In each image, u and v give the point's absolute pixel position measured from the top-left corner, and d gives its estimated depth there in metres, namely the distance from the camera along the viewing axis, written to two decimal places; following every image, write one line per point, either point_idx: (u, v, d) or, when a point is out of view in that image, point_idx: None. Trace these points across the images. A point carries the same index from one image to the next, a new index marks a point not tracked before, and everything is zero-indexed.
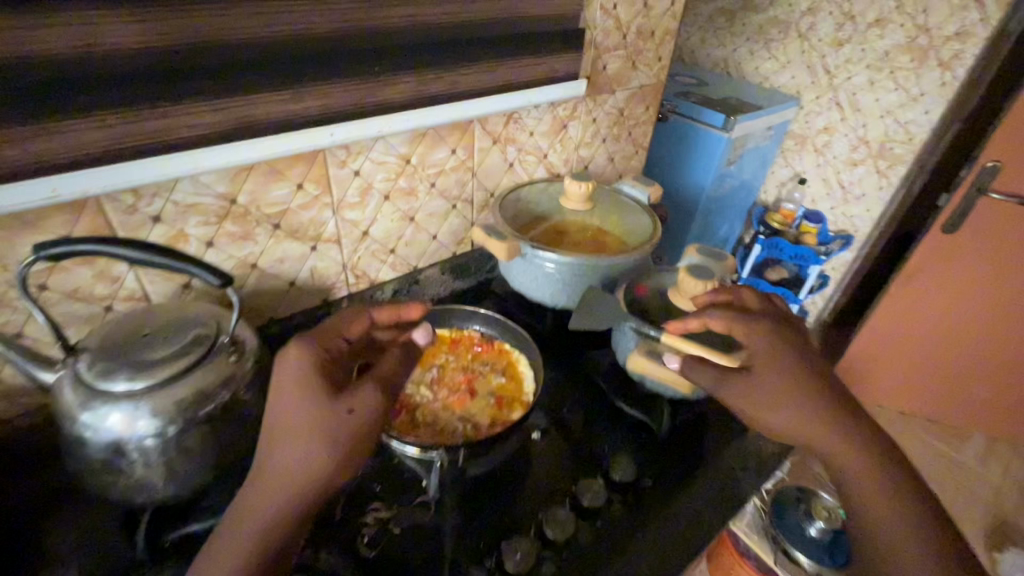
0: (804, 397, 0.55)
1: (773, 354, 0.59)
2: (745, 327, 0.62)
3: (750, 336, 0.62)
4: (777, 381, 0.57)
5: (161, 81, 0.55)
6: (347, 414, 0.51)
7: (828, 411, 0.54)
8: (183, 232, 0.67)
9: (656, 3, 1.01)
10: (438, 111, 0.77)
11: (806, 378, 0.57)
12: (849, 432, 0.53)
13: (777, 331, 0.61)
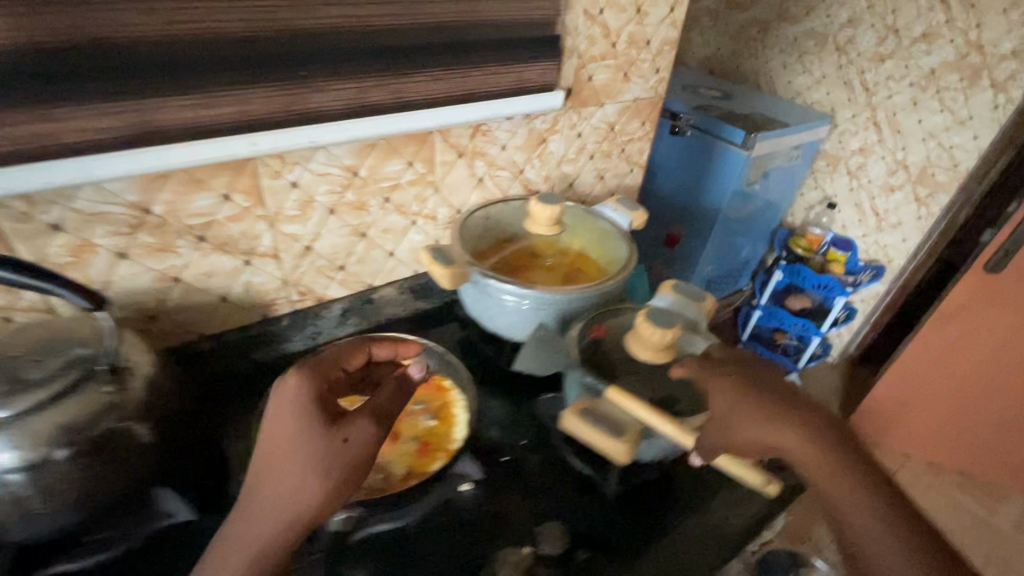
0: (787, 443, 0.53)
1: (748, 397, 0.56)
2: (723, 376, 0.59)
3: (719, 391, 0.58)
4: (757, 434, 0.55)
5: (38, 79, 0.49)
6: (347, 444, 0.51)
7: (817, 462, 0.52)
8: (89, 242, 0.62)
9: (652, 10, 0.91)
10: (382, 121, 0.70)
11: (790, 423, 0.54)
12: (844, 483, 0.50)
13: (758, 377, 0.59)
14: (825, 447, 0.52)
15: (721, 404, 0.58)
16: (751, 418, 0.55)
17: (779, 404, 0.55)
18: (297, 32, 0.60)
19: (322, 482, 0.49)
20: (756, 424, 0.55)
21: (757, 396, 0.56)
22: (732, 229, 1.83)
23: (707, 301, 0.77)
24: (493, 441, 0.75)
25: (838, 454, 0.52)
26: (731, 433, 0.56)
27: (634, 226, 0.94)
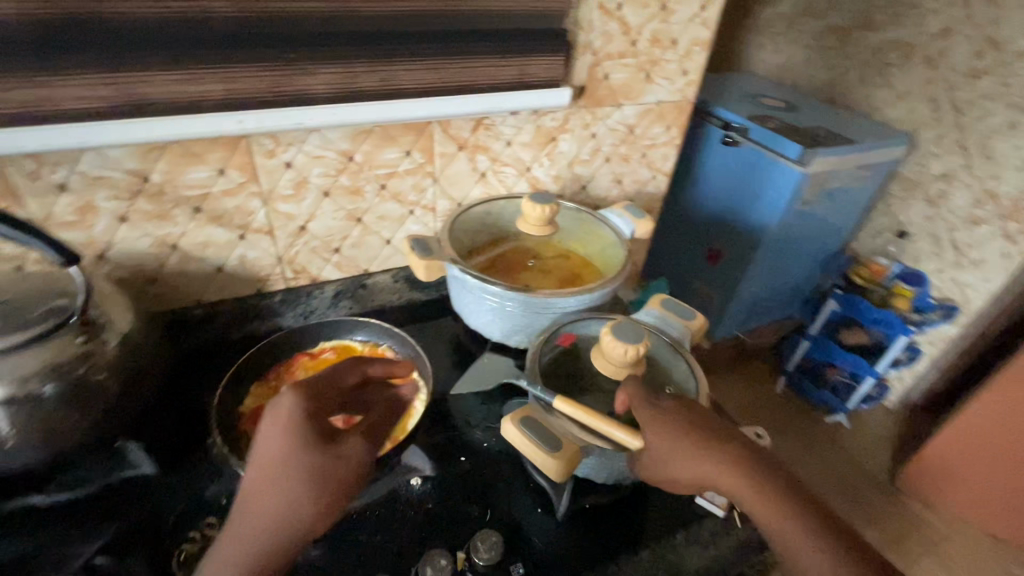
0: (718, 468, 0.53)
1: (680, 432, 0.54)
2: (658, 410, 0.56)
3: (653, 428, 0.55)
4: (697, 473, 0.53)
5: (40, 48, 0.53)
6: (350, 460, 0.53)
7: (752, 495, 0.51)
8: (93, 204, 0.67)
9: (678, 6, 0.85)
10: (371, 107, 0.70)
11: (720, 455, 0.53)
12: (780, 512, 0.50)
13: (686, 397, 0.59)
14: (757, 473, 0.52)
15: (656, 442, 0.54)
16: (688, 455, 0.53)
17: (707, 437, 0.54)
18: (288, 16, 0.62)
19: (335, 492, 0.50)
20: (694, 461, 0.53)
21: (690, 431, 0.54)
22: (782, 251, 1.65)
23: (695, 320, 0.71)
24: (455, 440, 0.73)
25: (766, 482, 0.52)
26: (672, 474, 0.53)
27: (637, 234, 0.89)
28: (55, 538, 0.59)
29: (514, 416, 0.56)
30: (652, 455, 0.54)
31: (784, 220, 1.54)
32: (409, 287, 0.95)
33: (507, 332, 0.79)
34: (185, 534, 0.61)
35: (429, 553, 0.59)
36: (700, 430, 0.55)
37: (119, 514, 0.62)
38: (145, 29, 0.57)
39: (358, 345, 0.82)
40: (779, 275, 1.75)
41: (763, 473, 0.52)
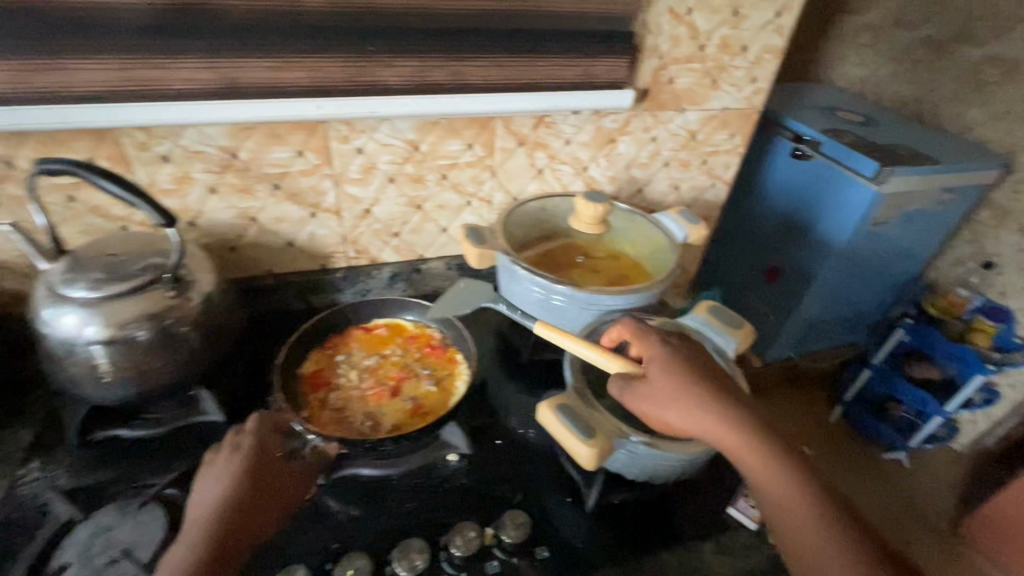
0: (697, 414, 0.55)
1: (675, 375, 0.58)
2: (667, 360, 0.59)
3: (659, 374, 0.58)
4: (693, 421, 0.55)
5: (159, 34, 0.60)
6: (237, 518, 0.55)
7: (746, 448, 0.53)
8: (189, 175, 0.74)
9: (751, 13, 0.84)
10: (438, 100, 0.74)
11: (721, 407, 0.55)
12: (772, 465, 0.52)
13: (677, 347, 0.61)
14: (756, 429, 0.54)
15: (659, 386, 0.58)
16: (688, 404, 0.56)
17: (711, 389, 0.57)
18: (371, 11, 0.67)
19: (217, 528, 0.53)
20: (692, 409, 0.56)
21: (694, 381, 0.57)
22: (850, 274, 1.57)
23: (742, 330, 0.70)
24: (493, 424, 0.76)
25: (764, 437, 0.53)
26: (669, 419, 0.57)
27: (690, 240, 0.88)
28: (133, 468, 0.66)
29: (550, 402, 0.57)
30: (639, 393, 0.59)
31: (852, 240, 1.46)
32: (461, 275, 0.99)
33: (550, 325, 0.81)
34: None
35: (459, 524, 0.61)
36: (705, 381, 0.57)
37: (189, 454, 0.69)
38: (246, 19, 0.63)
39: (409, 325, 0.87)
40: (843, 298, 1.66)
41: (763, 430, 0.54)
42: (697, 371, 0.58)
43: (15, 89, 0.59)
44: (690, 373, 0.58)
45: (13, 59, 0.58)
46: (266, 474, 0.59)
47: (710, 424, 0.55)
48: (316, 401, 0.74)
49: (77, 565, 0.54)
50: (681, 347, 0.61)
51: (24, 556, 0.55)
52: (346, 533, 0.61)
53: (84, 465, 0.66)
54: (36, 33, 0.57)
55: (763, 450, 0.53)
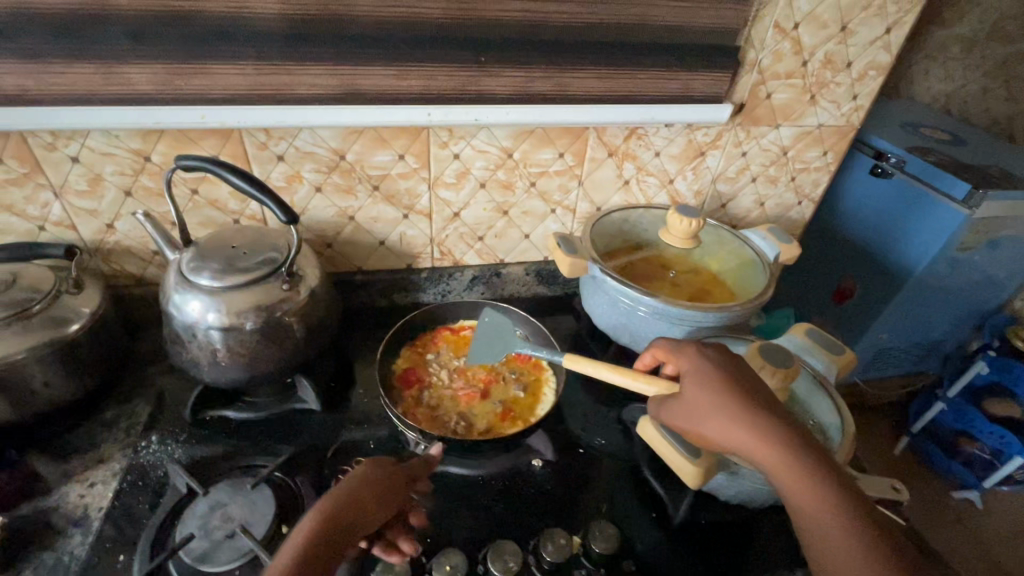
0: (731, 428, 0.52)
1: (708, 386, 0.54)
2: (701, 369, 0.56)
3: (692, 382, 0.55)
4: (726, 434, 0.52)
5: (292, 42, 0.64)
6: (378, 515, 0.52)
7: (783, 467, 0.49)
8: (299, 174, 0.78)
9: (860, 29, 0.81)
10: (538, 110, 0.76)
11: (758, 421, 0.51)
12: (810, 483, 0.48)
13: (713, 357, 0.57)
14: (796, 447, 0.49)
15: (689, 395, 0.55)
16: (721, 415, 0.52)
17: (748, 400, 0.52)
18: (484, 23, 0.69)
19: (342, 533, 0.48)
20: (726, 422, 0.52)
21: (728, 392, 0.53)
22: None
23: (844, 356, 0.68)
24: (576, 432, 0.77)
25: (804, 458, 0.49)
26: (698, 429, 0.54)
27: (781, 259, 0.85)
28: (240, 447, 0.71)
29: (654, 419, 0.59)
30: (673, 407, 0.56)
31: None
32: (538, 282, 1.01)
33: (637, 337, 0.81)
34: (340, 466, 0.69)
35: (549, 530, 0.62)
36: (743, 393, 0.53)
37: (290, 439, 0.72)
38: (369, 29, 0.66)
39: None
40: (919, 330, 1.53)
41: (805, 450, 0.49)
42: (735, 382, 0.54)
43: (159, 91, 0.65)
44: (726, 383, 0.54)
45: (161, 63, 0.63)
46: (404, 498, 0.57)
47: (744, 438, 0.51)
48: (409, 399, 0.77)
49: (198, 537, 0.58)
50: (719, 355, 0.57)
51: (151, 524, 0.60)
52: (438, 528, 0.63)
53: (196, 440, 0.71)
54: (188, 40, 0.62)
55: (803, 471, 0.48)
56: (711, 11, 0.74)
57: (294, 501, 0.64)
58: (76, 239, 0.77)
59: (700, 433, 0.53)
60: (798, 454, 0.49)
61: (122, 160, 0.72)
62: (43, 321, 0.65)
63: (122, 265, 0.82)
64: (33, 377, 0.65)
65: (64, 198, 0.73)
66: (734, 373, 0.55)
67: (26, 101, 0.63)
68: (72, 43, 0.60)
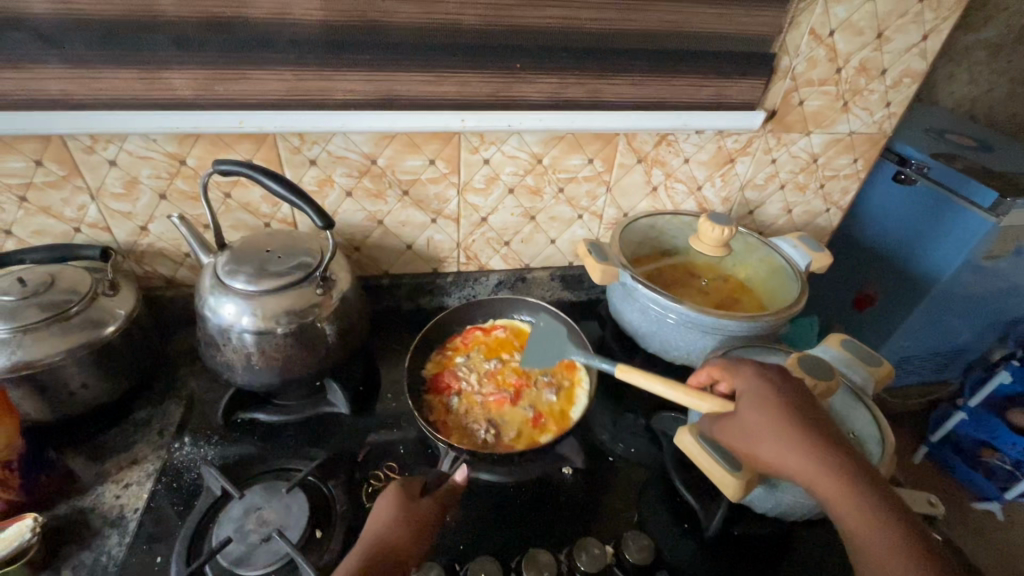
0: (786, 453, 0.52)
1: (767, 409, 0.54)
2: (760, 390, 0.56)
3: (750, 404, 0.55)
4: (784, 458, 0.52)
5: (330, 48, 0.65)
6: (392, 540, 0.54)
7: (842, 495, 0.49)
8: (330, 178, 0.79)
9: (897, 36, 0.80)
10: (569, 117, 0.76)
11: (818, 448, 0.51)
12: (869, 516, 0.47)
13: (771, 380, 0.56)
14: (855, 478, 0.50)
15: (747, 417, 0.55)
16: (780, 439, 0.52)
17: (807, 426, 0.52)
18: (519, 30, 0.69)
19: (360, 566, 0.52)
20: (784, 446, 0.52)
21: (788, 417, 0.53)
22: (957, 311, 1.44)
23: (882, 367, 0.68)
24: (605, 440, 0.76)
25: (865, 488, 0.49)
26: (755, 451, 0.54)
27: (812, 268, 0.85)
28: (271, 449, 0.71)
29: (691, 427, 0.59)
30: (724, 426, 0.56)
31: None
32: (563, 286, 1.00)
33: (668, 346, 0.80)
34: (371, 470, 0.69)
35: (582, 539, 0.61)
36: (803, 419, 0.53)
37: (320, 442, 0.73)
38: (407, 35, 0.67)
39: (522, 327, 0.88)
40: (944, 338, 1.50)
41: (864, 481, 0.50)
42: (795, 406, 0.54)
43: (198, 96, 0.66)
44: (785, 407, 0.54)
45: (202, 68, 0.64)
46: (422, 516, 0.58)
47: (803, 463, 0.51)
48: (438, 404, 0.77)
49: (234, 540, 0.58)
50: (779, 377, 0.57)
51: (187, 525, 0.60)
52: (470, 536, 0.63)
53: (228, 442, 0.72)
54: (230, 45, 0.63)
55: (863, 502, 0.48)
56: (747, 18, 0.73)
57: (327, 506, 0.64)
58: (110, 241, 0.78)
59: (756, 454, 0.54)
60: (857, 484, 0.49)
61: (158, 164, 0.72)
62: (80, 322, 0.66)
63: (154, 267, 0.82)
64: (71, 378, 0.65)
65: (101, 201, 0.74)
66: (794, 396, 0.55)
67: (70, 105, 0.64)
68: (117, 49, 0.61)
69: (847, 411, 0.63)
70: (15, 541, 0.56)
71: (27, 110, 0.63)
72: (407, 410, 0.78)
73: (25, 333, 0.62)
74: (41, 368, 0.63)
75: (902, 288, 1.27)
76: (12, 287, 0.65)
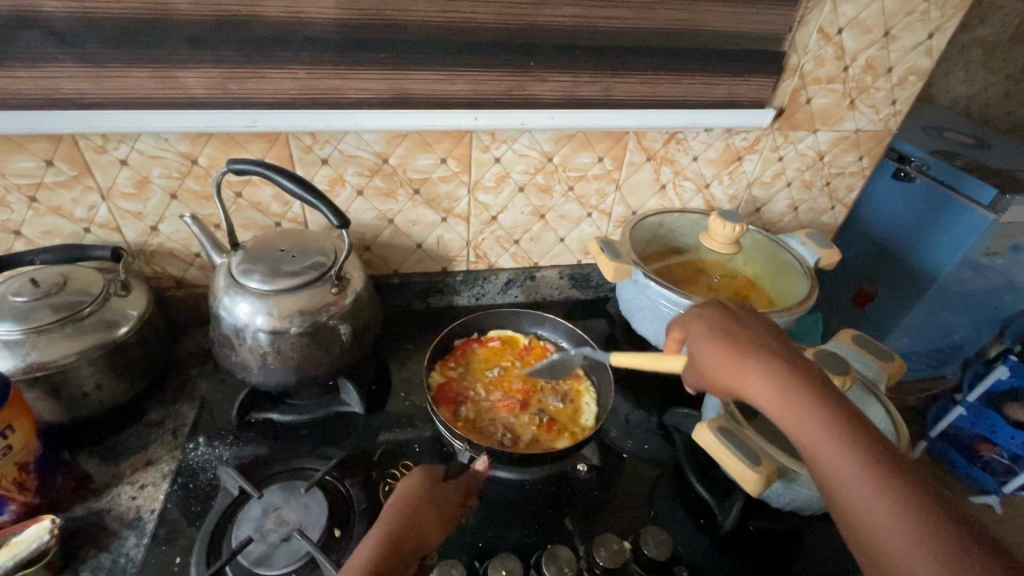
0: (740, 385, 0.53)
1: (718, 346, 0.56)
2: (726, 332, 0.57)
3: (717, 345, 0.56)
4: (754, 391, 0.52)
5: (345, 47, 0.65)
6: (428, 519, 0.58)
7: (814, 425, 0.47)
8: (342, 177, 0.78)
9: (904, 34, 0.81)
10: (580, 116, 0.76)
11: (767, 369, 0.52)
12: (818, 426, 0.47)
13: (719, 321, 0.59)
14: (826, 408, 0.48)
15: (716, 358, 0.56)
16: (750, 373, 0.53)
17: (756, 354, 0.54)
18: (533, 28, 0.69)
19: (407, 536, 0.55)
20: (755, 380, 0.52)
21: (750, 353, 0.54)
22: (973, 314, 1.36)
23: (893, 363, 0.69)
24: (617, 437, 0.76)
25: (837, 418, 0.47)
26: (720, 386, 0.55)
27: (820, 264, 0.86)
28: (285, 450, 0.71)
29: (710, 423, 0.58)
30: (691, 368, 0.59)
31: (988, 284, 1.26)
32: (571, 284, 1.01)
33: None
34: (387, 469, 0.69)
35: (601, 535, 0.61)
36: (771, 354, 0.53)
37: (335, 442, 0.72)
38: (420, 33, 0.66)
39: (522, 336, 0.88)
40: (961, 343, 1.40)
41: (839, 410, 0.48)
42: (741, 338, 0.56)
43: (210, 96, 0.66)
44: (732, 340, 0.56)
45: (216, 67, 0.63)
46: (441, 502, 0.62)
47: (771, 396, 0.50)
48: (450, 410, 0.76)
49: (255, 541, 0.58)
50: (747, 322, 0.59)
51: (204, 527, 0.60)
52: (489, 535, 0.63)
53: (243, 442, 0.72)
54: (246, 43, 0.63)
55: (836, 430, 0.47)
56: (757, 17, 0.74)
57: (346, 506, 0.64)
58: (120, 241, 0.77)
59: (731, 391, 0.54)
60: (830, 413, 0.48)
61: (169, 163, 0.72)
62: (94, 323, 0.65)
63: (163, 267, 0.82)
64: (83, 380, 0.65)
65: (111, 201, 0.74)
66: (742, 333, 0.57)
67: (82, 104, 0.63)
68: (131, 48, 0.61)
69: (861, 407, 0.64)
70: (33, 543, 0.55)
71: (38, 109, 0.62)
72: (421, 409, 0.79)
73: (39, 335, 0.62)
74: (56, 370, 0.62)
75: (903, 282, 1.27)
76: (25, 288, 0.65)
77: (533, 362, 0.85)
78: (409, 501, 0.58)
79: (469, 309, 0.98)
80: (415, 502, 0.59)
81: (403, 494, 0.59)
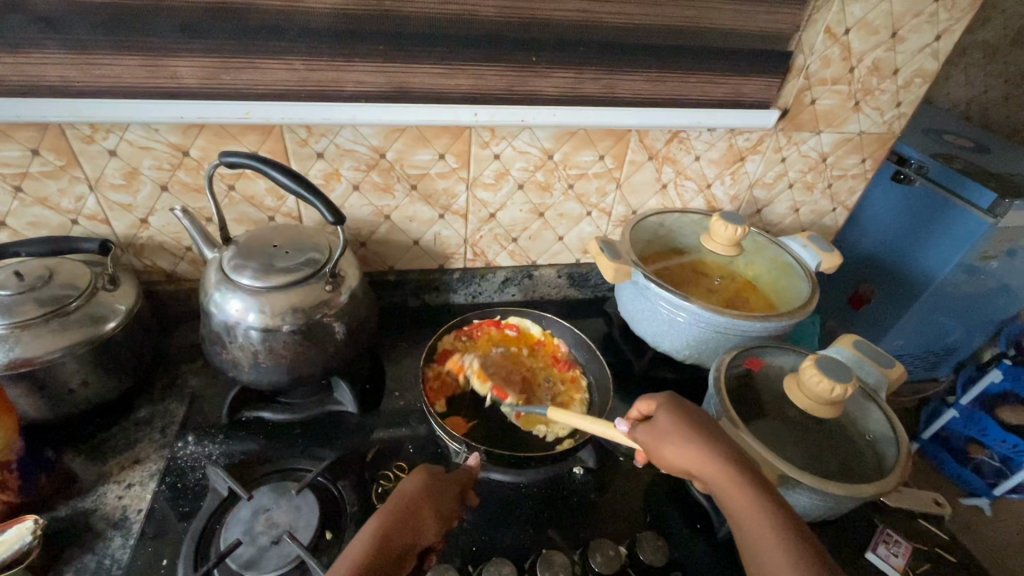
0: (695, 460, 0.51)
1: (682, 416, 0.55)
2: (675, 402, 0.57)
3: (664, 412, 0.55)
4: (696, 459, 0.51)
5: (341, 38, 0.63)
6: (421, 521, 0.52)
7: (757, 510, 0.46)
8: (338, 172, 0.77)
9: (913, 36, 0.80)
10: (581, 113, 0.75)
11: (723, 450, 0.51)
12: (755, 510, 0.46)
13: (680, 404, 0.56)
14: (764, 485, 0.48)
15: (661, 427, 0.55)
16: (701, 448, 0.51)
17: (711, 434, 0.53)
18: (536, 22, 0.67)
19: (395, 536, 0.50)
20: (698, 451, 0.51)
21: (697, 424, 0.54)
22: (976, 320, 1.17)
23: (894, 369, 0.69)
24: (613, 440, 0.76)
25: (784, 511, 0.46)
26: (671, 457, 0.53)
27: (822, 267, 0.85)
28: (278, 449, 0.70)
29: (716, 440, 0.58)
30: (645, 436, 0.56)
31: (992, 294, 1.11)
32: (569, 284, 1.00)
33: (678, 344, 0.80)
34: (382, 470, 0.68)
35: (595, 539, 0.61)
36: (713, 434, 0.53)
37: (327, 443, 0.71)
38: (419, 25, 0.65)
39: (536, 332, 0.85)
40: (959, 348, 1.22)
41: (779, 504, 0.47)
42: (698, 420, 0.54)
43: (204, 86, 0.64)
44: (690, 417, 0.55)
45: (208, 57, 0.62)
46: (439, 501, 0.55)
47: (716, 469, 0.50)
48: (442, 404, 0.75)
49: (244, 543, 0.57)
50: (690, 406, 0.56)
51: (193, 527, 0.59)
52: (485, 538, 0.62)
53: (233, 441, 0.70)
54: (241, 33, 0.61)
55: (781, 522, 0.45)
56: (765, 16, 0.72)
57: (338, 508, 0.63)
58: (108, 234, 0.75)
59: (667, 459, 0.53)
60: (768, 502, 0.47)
61: (160, 154, 0.70)
62: (80, 318, 0.63)
63: (153, 260, 0.80)
64: (69, 376, 0.63)
65: (100, 192, 0.72)
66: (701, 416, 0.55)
67: (71, 93, 0.61)
68: (122, 37, 0.59)
69: (861, 414, 0.65)
70: (17, 543, 0.55)
71: (23, 96, 0.60)
72: (415, 408, 0.77)
73: (22, 330, 0.60)
74: (40, 366, 0.60)
75: (896, 289, 1.14)
76: (9, 281, 0.63)
77: (536, 358, 0.83)
78: (401, 500, 0.53)
79: (466, 307, 0.97)
80: (419, 506, 0.53)
81: (396, 494, 0.54)
